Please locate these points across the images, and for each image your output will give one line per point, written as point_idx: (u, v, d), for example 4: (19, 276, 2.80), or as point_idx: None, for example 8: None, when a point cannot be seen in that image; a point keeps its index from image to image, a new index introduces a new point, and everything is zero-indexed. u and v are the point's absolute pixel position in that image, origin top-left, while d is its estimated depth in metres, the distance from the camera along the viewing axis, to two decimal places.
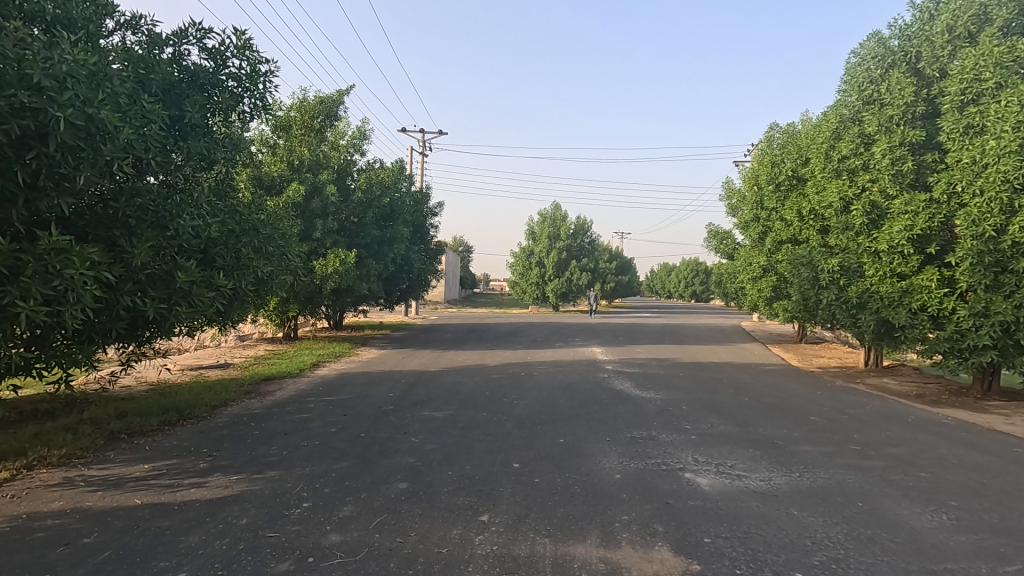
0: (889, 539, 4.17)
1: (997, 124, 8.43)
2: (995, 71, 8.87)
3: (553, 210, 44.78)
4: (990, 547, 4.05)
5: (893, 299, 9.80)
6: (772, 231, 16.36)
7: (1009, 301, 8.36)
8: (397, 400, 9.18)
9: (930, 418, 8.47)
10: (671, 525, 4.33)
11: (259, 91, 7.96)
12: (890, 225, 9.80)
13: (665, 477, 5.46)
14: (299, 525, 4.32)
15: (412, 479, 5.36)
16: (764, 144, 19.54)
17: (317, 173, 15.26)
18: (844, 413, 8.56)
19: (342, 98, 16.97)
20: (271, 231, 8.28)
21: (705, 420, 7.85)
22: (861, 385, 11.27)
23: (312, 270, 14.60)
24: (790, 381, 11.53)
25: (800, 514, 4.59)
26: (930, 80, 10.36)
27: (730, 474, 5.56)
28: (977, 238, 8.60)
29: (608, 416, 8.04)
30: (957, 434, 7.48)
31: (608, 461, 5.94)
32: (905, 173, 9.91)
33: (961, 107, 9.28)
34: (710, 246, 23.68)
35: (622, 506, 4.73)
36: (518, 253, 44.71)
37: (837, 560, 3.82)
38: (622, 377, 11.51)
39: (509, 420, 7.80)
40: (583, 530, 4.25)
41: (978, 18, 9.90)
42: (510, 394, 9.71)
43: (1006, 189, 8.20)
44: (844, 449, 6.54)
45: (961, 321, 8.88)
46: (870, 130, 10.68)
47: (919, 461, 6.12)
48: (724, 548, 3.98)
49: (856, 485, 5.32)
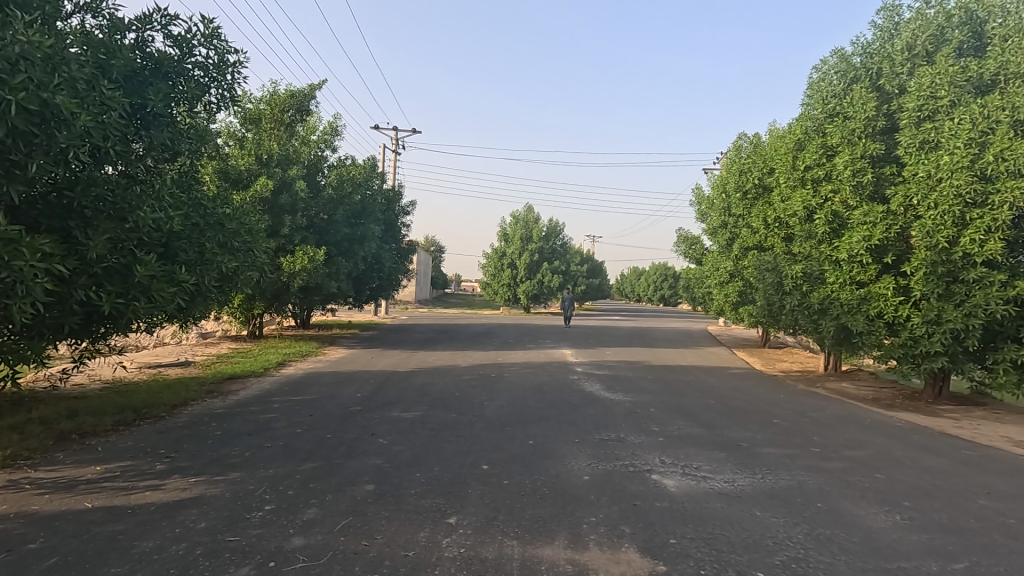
0: (847, 538, 4.29)
1: (951, 139, 8.79)
2: (949, 89, 9.19)
3: (526, 211, 45.03)
4: (940, 546, 4.21)
5: (851, 306, 10.18)
6: (738, 238, 16.75)
7: (959, 309, 8.75)
8: (366, 400, 9.08)
9: (885, 421, 8.80)
10: (637, 526, 4.38)
11: (227, 82, 7.75)
12: (849, 235, 10.10)
13: (633, 478, 5.52)
14: (261, 528, 4.20)
15: (379, 481, 5.29)
16: (732, 152, 19.97)
17: (286, 167, 14.95)
18: (805, 416, 8.83)
19: (314, 92, 16.69)
20: (237, 226, 8.00)
21: (673, 422, 7.98)
22: (821, 389, 11.65)
23: (279, 267, 14.30)
24: (754, 385, 11.85)
25: (762, 515, 4.69)
26: (889, 96, 10.68)
27: (696, 475, 5.67)
28: (930, 249, 8.96)
29: (577, 418, 8.10)
30: (911, 437, 7.79)
31: (577, 462, 5.99)
32: (865, 185, 10.24)
33: (918, 122, 9.64)
34: (679, 251, 24.09)
35: (591, 507, 4.76)
36: (490, 253, 44.71)
37: (798, 560, 3.91)
38: (592, 379, 11.63)
39: (478, 422, 7.78)
40: (552, 531, 4.26)
41: (935, 38, 10.28)
42: (480, 395, 9.67)
43: (958, 203, 8.58)
44: (805, 451, 6.73)
45: (914, 328, 9.26)
46: (832, 142, 10.99)
47: (876, 463, 6.34)
48: (689, 548, 4.03)
49: (816, 486, 5.48)
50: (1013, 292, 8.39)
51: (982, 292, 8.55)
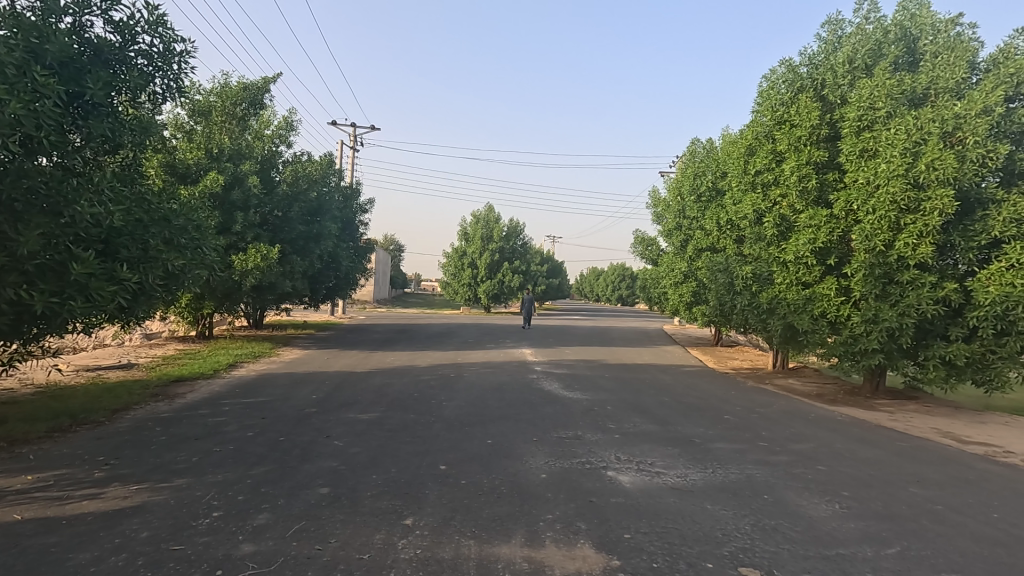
0: (791, 528, 4.49)
1: (888, 149, 9.29)
2: (886, 101, 9.69)
3: (487, 211, 44.94)
4: (876, 532, 4.46)
5: (797, 306, 10.66)
6: (693, 240, 17.23)
7: (894, 309, 9.27)
8: (321, 402, 8.87)
9: (827, 415, 9.24)
10: (593, 522, 4.45)
11: (174, 72, 7.43)
12: (796, 237, 10.55)
13: (589, 475, 5.61)
14: (208, 536, 4.05)
15: (334, 484, 5.18)
16: (686, 156, 20.50)
17: (238, 162, 14.45)
18: (754, 412, 9.17)
19: (268, 85, 16.22)
20: (184, 222, 7.66)
21: (629, 420, 8.15)
22: (769, 386, 12.13)
23: (231, 265, 13.79)
24: (707, 382, 12.22)
25: (713, 508, 4.85)
26: (832, 106, 11.19)
27: (650, 471, 5.80)
28: (869, 252, 9.45)
29: (536, 417, 8.16)
30: (851, 430, 8.20)
31: (535, 461, 6.03)
32: (809, 191, 10.69)
33: (858, 132, 10.14)
34: (637, 251, 24.57)
35: (548, 504, 4.81)
36: (450, 253, 44.79)
37: (745, 550, 4.07)
38: (550, 378, 11.73)
39: (437, 422, 7.73)
40: (508, 530, 4.28)
41: (874, 53, 10.84)
42: (439, 395, 9.61)
43: (893, 209, 9.09)
44: (754, 445, 6.99)
45: (854, 327, 9.77)
46: (780, 148, 11.43)
47: (818, 456, 6.65)
48: (643, 543, 4.13)
49: (763, 478, 5.70)
50: (942, 293, 8.94)
51: (915, 292, 9.07)
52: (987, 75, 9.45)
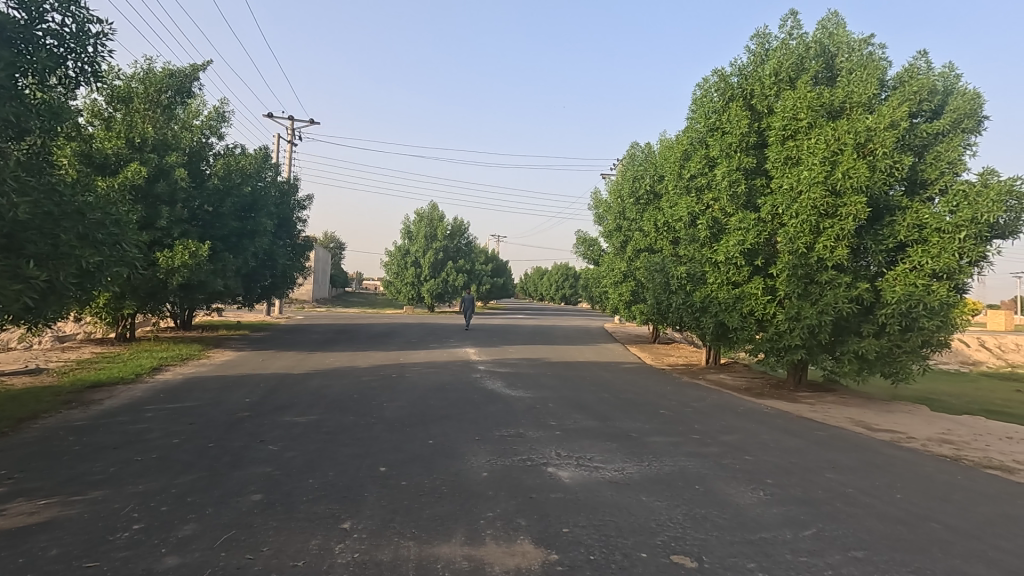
0: (719, 515, 4.72)
1: (809, 157, 9.93)
2: (807, 112, 10.35)
3: (430, 209, 44.42)
4: (795, 516, 4.77)
5: (728, 304, 11.22)
6: (631, 241, 17.75)
7: (814, 307, 9.92)
8: (255, 406, 8.52)
9: (754, 408, 9.78)
10: (533, 518, 4.51)
11: (89, 54, 6.92)
12: (727, 239, 11.08)
13: (530, 472, 5.68)
14: (127, 550, 3.81)
15: (268, 490, 4.99)
16: (626, 159, 21.08)
17: (164, 153, 13.62)
18: (688, 406, 9.58)
19: (197, 73, 15.40)
20: (102, 216, 7.16)
21: (569, 416, 8.31)
22: (703, 381, 12.68)
23: (155, 262, 13.00)
24: (644, 378, 12.64)
25: (647, 499, 5.03)
26: (760, 115, 11.83)
27: (589, 466, 5.94)
28: (792, 254, 10.08)
29: (478, 415, 8.18)
30: (775, 421, 8.72)
31: (477, 459, 6.05)
32: (739, 195, 11.25)
33: (783, 140, 10.78)
34: (578, 252, 25.04)
35: (489, 502, 4.84)
36: (393, 252, 44.14)
37: (677, 538, 4.25)
38: (493, 376, 11.79)
39: (377, 423, 7.60)
40: (449, 529, 4.27)
41: (797, 66, 11.53)
42: (380, 396, 9.44)
43: (814, 214, 9.72)
44: (687, 438, 7.30)
45: (779, 324, 10.39)
46: (713, 154, 11.96)
47: (746, 446, 7.03)
48: (581, 536, 4.23)
49: (695, 469, 5.97)
50: (855, 292, 9.65)
51: (832, 291, 9.74)
52: (894, 92, 10.25)
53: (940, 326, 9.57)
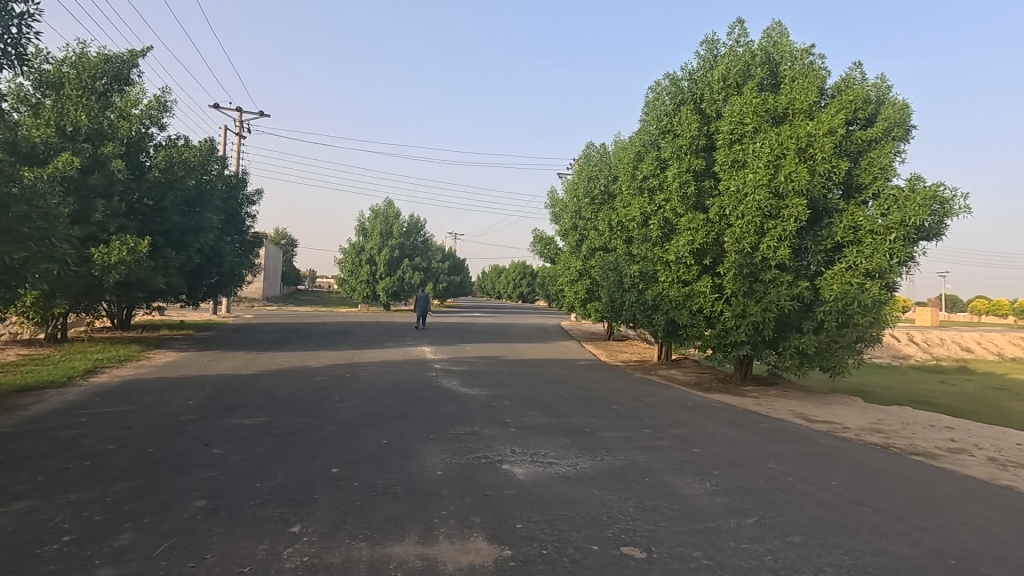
0: (668, 507, 4.87)
1: (754, 161, 10.34)
2: (753, 117, 10.78)
3: (386, 206, 43.75)
4: (738, 505, 4.97)
5: (678, 302, 11.56)
6: (586, 240, 18.03)
7: (758, 305, 10.34)
8: (199, 408, 8.18)
9: (703, 402, 10.12)
10: (487, 515, 4.53)
11: (12, 36, 6.48)
12: (677, 239, 11.40)
13: (484, 469, 5.69)
14: (57, 563, 3.60)
15: (213, 495, 4.82)
16: (581, 159, 21.37)
17: (99, 144, 12.88)
18: (640, 401, 9.81)
19: (135, 59, 14.64)
20: (27, 209, 6.71)
21: (525, 413, 8.37)
22: (654, 377, 13.01)
23: (89, 259, 12.30)
24: (599, 375, 12.87)
25: (599, 493, 5.14)
26: (709, 119, 12.23)
27: (543, 462, 6.01)
28: (738, 253, 10.47)
29: (434, 414, 8.13)
30: (722, 415, 9.05)
31: (431, 458, 6.02)
32: (689, 196, 11.60)
33: (730, 144, 11.20)
34: (535, 250, 25.23)
35: (443, 501, 4.83)
36: (347, 249, 43.24)
37: (627, 530, 4.35)
38: (449, 375, 11.74)
39: (330, 424, 7.44)
40: (402, 529, 4.23)
41: (743, 73, 11.99)
42: (333, 396, 9.25)
43: (759, 215, 10.13)
44: (638, 433, 7.49)
45: (727, 321, 10.79)
46: (664, 155, 12.29)
47: (694, 439, 7.27)
48: (534, 531, 4.28)
49: (645, 463, 6.13)
50: (796, 290, 10.12)
51: (775, 290, 10.19)
52: (832, 100, 10.80)
53: (873, 323, 10.15)
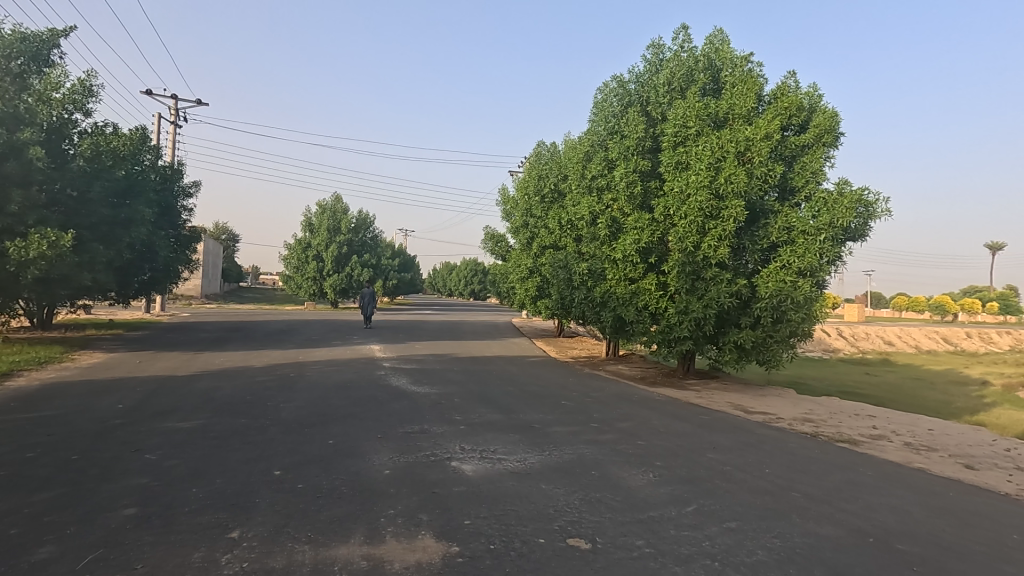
0: (613, 498, 5.00)
1: (697, 163, 10.72)
2: (696, 121, 11.17)
3: (334, 201, 42.62)
4: (679, 494, 5.17)
5: (625, 299, 11.85)
6: (537, 238, 18.19)
7: (700, 302, 10.73)
8: (130, 412, 7.73)
9: (648, 396, 10.43)
10: (435, 513, 4.52)
11: None
12: (624, 238, 11.67)
13: (433, 467, 5.67)
14: None
15: (145, 502, 4.59)
16: (532, 157, 21.51)
17: (14, 129, 11.91)
18: (588, 397, 10.01)
19: (57, 40, 13.64)
20: None
21: (474, 410, 8.38)
22: (602, 372, 13.30)
23: (3, 254, 11.38)
24: (549, 371, 13.03)
25: (547, 487, 5.22)
26: (655, 121, 12.57)
27: (492, 458, 6.04)
28: (681, 252, 10.84)
29: (382, 413, 8.02)
30: (665, 408, 9.35)
31: (379, 457, 5.94)
32: (636, 196, 11.89)
33: (674, 146, 11.56)
34: (486, 248, 25.23)
35: (390, 500, 4.78)
36: (293, 245, 41.89)
37: (573, 523, 4.45)
38: (399, 373, 11.58)
39: (273, 425, 7.21)
40: (347, 530, 4.17)
41: (687, 78, 12.40)
42: (276, 397, 8.95)
43: (701, 215, 10.51)
44: (586, 427, 7.65)
45: (671, 318, 11.15)
46: (612, 156, 12.55)
47: (639, 432, 7.49)
48: (481, 527, 4.31)
49: (592, 456, 6.27)
50: (735, 288, 10.58)
51: (716, 287, 10.61)
52: (769, 107, 11.33)
53: (804, 318, 10.74)
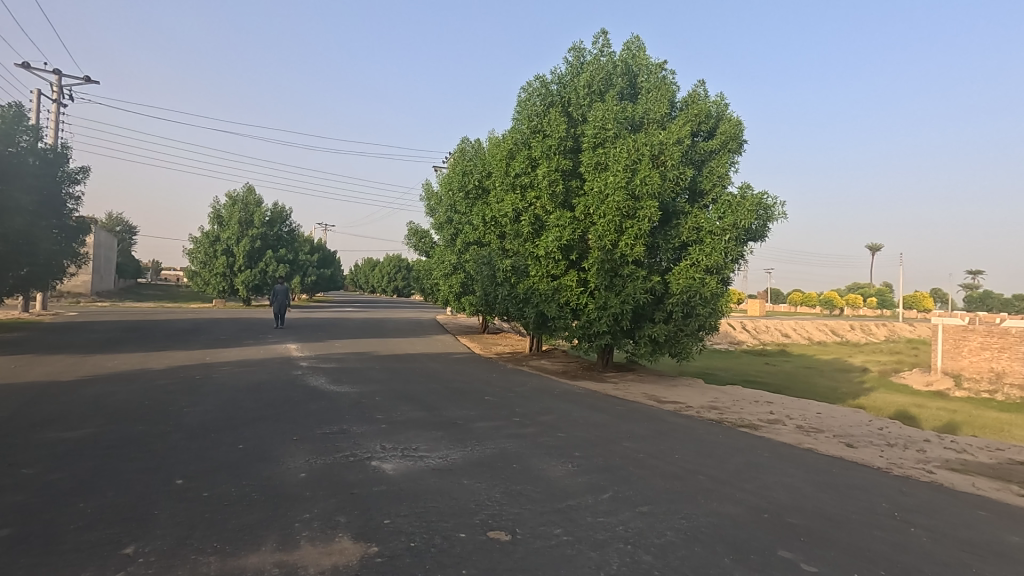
0: (533, 490, 5.12)
1: (615, 164, 11.10)
2: (614, 124, 11.56)
3: (246, 192, 40.12)
4: (596, 483, 5.37)
5: (547, 295, 12.11)
6: (461, 234, 18.14)
7: (617, 298, 11.17)
8: (3, 423, 6.92)
9: (569, 390, 10.72)
10: (353, 514, 4.41)
11: None
12: (546, 235, 11.90)
13: (352, 468, 5.53)
14: None
15: (21, 522, 4.13)
16: (456, 153, 21.41)
17: None
18: (511, 392, 10.13)
19: None
20: None
21: (396, 409, 8.25)
22: (526, 367, 13.51)
23: None
24: (473, 368, 13.06)
25: (469, 482, 5.25)
26: (575, 122, 12.88)
27: (414, 456, 5.98)
28: (600, 250, 11.20)
29: (298, 414, 7.70)
30: (585, 400, 9.66)
31: (294, 460, 5.71)
32: (557, 195, 12.15)
33: (594, 147, 11.90)
34: (410, 243, 24.79)
35: (306, 503, 4.61)
36: (199, 238, 39.18)
37: (494, 516, 4.50)
38: (317, 373, 11.15)
39: (175, 431, 6.72)
40: (258, 537, 3.98)
41: (605, 82, 12.83)
42: (180, 401, 8.35)
43: (619, 215, 10.92)
44: (508, 421, 7.75)
45: (591, 313, 11.53)
46: (535, 154, 12.74)
47: (559, 425, 7.69)
48: (402, 525, 4.26)
49: (514, 450, 6.37)
50: (649, 284, 11.12)
51: (632, 284, 11.08)
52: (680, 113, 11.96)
53: (712, 313, 11.48)
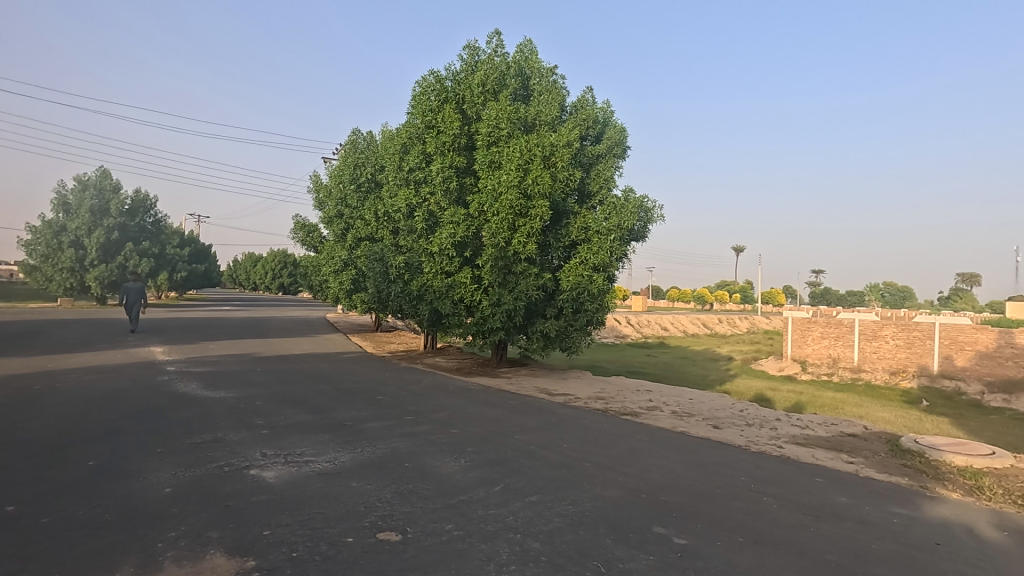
0: (424, 488, 5.08)
1: (508, 163, 11.26)
2: (507, 123, 11.71)
3: (99, 176, 35.53)
4: (488, 476, 5.46)
5: (441, 292, 12.04)
6: (352, 229, 17.47)
7: (510, 294, 11.40)
8: None
9: (464, 386, 10.75)
10: (228, 528, 4.09)
11: None
12: (440, 231, 11.83)
13: (228, 478, 5.12)
14: None
15: None
16: (346, 145, 20.56)
17: None
18: (404, 390, 9.95)
19: None
20: None
21: (280, 413, 7.76)
22: (419, 365, 13.34)
23: None
24: (364, 367, 12.65)
25: (358, 485, 5.09)
26: (470, 119, 12.85)
27: (298, 461, 5.68)
28: (494, 247, 11.34)
29: (164, 424, 6.97)
30: (479, 396, 9.74)
31: (158, 474, 5.17)
32: (451, 191, 12.11)
33: (488, 145, 11.99)
34: (296, 238, 23.39)
35: (173, 521, 4.21)
36: (38, 227, 34.11)
37: (384, 517, 4.41)
38: (187, 378, 10.17)
39: (5, 450, 5.78)
40: (112, 564, 3.55)
41: (499, 81, 12.97)
42: (12, 415, 7.20)
43: (512, 213, 11.12)
44: (401, 420, 7.61)
45: (484, 309, 11.65)
46: (429, 150, 12.59)
47: (452, 421, 7.70)
48: (283, 535, 4.03)
49: (406, 449, 6.27)
50: (541, 281, 11.48)
51: (525, 280, 11.36)
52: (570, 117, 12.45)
53: (598, 308, 12.12)
